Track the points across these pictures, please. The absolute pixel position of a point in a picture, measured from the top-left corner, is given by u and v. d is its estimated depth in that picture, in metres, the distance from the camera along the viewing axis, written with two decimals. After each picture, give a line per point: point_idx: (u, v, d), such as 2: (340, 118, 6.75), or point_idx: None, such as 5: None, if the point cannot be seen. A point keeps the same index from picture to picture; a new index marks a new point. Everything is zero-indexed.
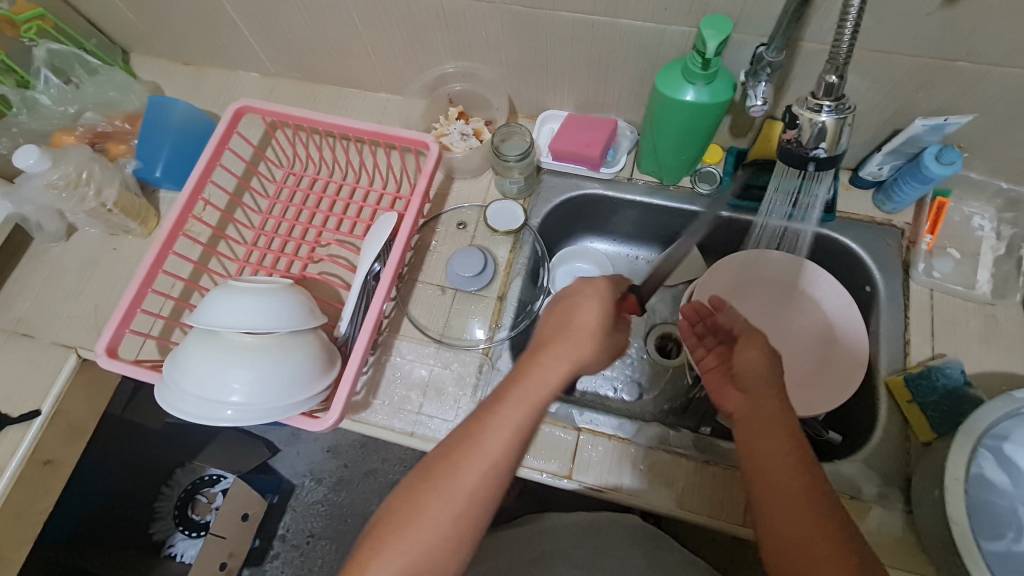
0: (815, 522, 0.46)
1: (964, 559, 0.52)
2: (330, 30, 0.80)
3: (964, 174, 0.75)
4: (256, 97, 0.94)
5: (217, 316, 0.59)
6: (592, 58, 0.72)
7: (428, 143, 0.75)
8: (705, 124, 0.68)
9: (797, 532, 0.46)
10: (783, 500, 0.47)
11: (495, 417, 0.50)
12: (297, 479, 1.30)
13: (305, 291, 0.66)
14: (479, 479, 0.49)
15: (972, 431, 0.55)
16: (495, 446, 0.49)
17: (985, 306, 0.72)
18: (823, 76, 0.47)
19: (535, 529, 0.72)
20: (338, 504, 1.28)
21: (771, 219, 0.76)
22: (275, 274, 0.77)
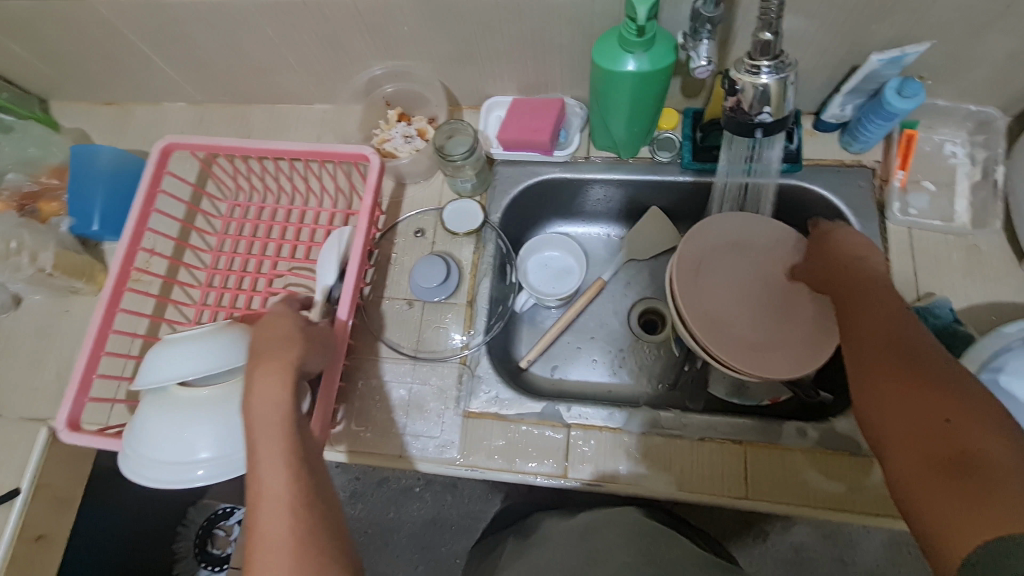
0: (903, 358, 0.49)
1: None
2: (246, 48, 0.75)
3: (930, 102, 0.71)
4: (188, 128, 0.89)
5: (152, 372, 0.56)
6: (524, 38, 0.68)
7: (367, 155, 0.71)
8: (652, 92, 0.64)
9: (881, 368, 0.49)
10: (875, 348, 0.51)
11: (274, 422, 0.50)
12: None
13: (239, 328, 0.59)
14: (280, 486, 0.47)
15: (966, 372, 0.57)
16: (267, 449, 0.49)
17: (966, 237, 0.70)
18: (758, 35, 0.44)
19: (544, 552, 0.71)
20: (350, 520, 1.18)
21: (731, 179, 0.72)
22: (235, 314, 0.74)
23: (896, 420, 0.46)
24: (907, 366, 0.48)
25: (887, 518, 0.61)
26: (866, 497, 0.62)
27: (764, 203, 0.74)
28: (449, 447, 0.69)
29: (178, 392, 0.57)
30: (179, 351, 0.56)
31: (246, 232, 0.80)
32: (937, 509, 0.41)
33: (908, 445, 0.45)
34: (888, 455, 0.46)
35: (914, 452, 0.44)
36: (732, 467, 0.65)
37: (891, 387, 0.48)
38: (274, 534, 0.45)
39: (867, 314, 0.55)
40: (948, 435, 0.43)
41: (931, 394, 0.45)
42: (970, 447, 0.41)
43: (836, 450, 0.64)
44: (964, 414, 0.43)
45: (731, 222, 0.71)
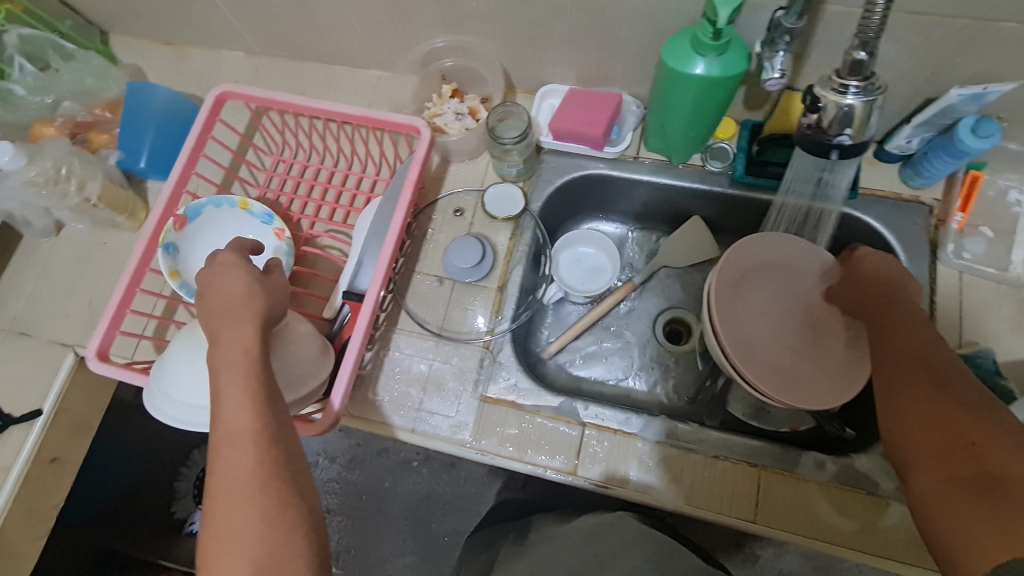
0: (935, 382, 0.49)
1: None
2: (311, 3, 0.75)
3: (1002, 145, 0.68)
4: (242, 79, 0.90)
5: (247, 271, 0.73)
6: (593, 28, 0.66)
7: (418, 127, 0.71)
8: (716, 99, 0.63)
9: (911, 386, 0.51)
10: (902, 368, 0.53)
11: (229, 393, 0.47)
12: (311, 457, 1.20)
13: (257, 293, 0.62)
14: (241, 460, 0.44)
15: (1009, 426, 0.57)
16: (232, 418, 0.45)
17: (1019, 290, 0.67)
18: (849, 53, 0.42)
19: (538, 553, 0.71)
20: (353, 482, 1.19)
21: (791, 198, 0.70)
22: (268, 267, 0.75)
23: (923, 443, 0.47)
24: (936, 392, 0.49)
25: (894, 562, 0.60)
26: (875, 539, 0.61)
27: (823, 229, 0.72)
28: (462, 428, 0.69)
29: (208, 336, 0.58)
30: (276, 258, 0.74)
31: (287, 189, 0.80)
32: (961, 530, 0.42)
33: (934, 467, 0.46)
34: (913, 473, 0.47)
35: (939, 475, 0.45)
36: (742, 487, 0.64)
37: (919, 412, 0.49)
38: (239, 497, 0.43)
39: (899, 335, 0.56)
40: (974, 458, 0.44)
41: (959, 420, 0.46)
42: (997, 469, 0.42)
43: (852, 486, 0.63)
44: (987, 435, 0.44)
45: (775, 242, 0.69)
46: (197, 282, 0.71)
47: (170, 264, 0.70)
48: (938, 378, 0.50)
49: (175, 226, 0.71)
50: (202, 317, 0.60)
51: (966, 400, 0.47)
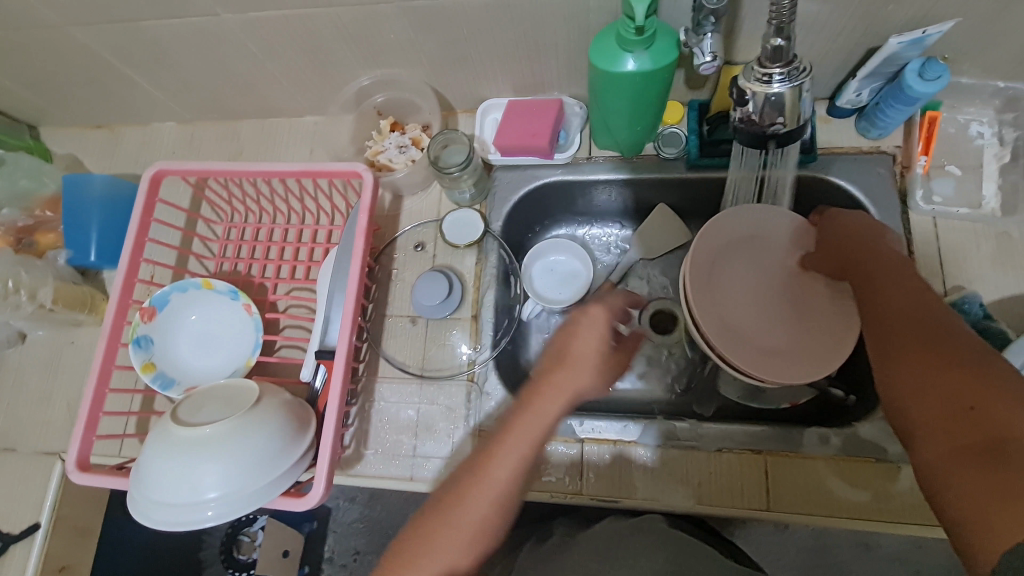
0: (932, 343, 0.46)
1: None
2: (230, 64, 0.72)
3: (954, 80, 0.66)
4: (180, 148, 0.87)
5: (223, 355, 0.71)
6: (517, 40, 0.64)
7: (359, 172, 0.68)
8: (653, 91, 0.61)
9: (904, 351, 0.48)
10: (897, 329, 0.49)
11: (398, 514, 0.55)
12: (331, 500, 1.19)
13: (223, 386, 0.62)
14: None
15: None
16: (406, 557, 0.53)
17: (995, 224, 0.66)
18: (768, 39, 0.40)
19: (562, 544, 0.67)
20: (377, 518, 1.18)
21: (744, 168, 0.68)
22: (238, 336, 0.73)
23: (926, 411, 0.44)
24: (934, 354, 0.46)
25: (917, 526, 0.58)
26: (893, 506, 0.59)
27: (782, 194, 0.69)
28: (460, 467, 0.67)
29: (182, 432, 0.56)
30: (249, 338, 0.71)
31: (244, 254, 0.78)
32: (972, 502, 0.39)
33: (941, 436, 0.43)
34: (919, 444, 0.44)
35: (946, 444, 0.42)
36: (751, 477, 0.63)
37: (919, 377, 0.45)
38: None
39: (889, 296, 0.52)
40: (978, 424, 0.41)
41: (956, 383, 0.43)
42: (1001, 434, 0.39)
43: (861, 456, 0.61)
44: (988, 396, 0.41)
45: (746, 214, 0.67)
46: (174, 371, 0.70)
47: (143, 358, 0.68)
48: (927, 338, 0.47)
49: (143, 319, 0.69)
50: (171, 412, 0.58)
51: (967, 359, 0.44)
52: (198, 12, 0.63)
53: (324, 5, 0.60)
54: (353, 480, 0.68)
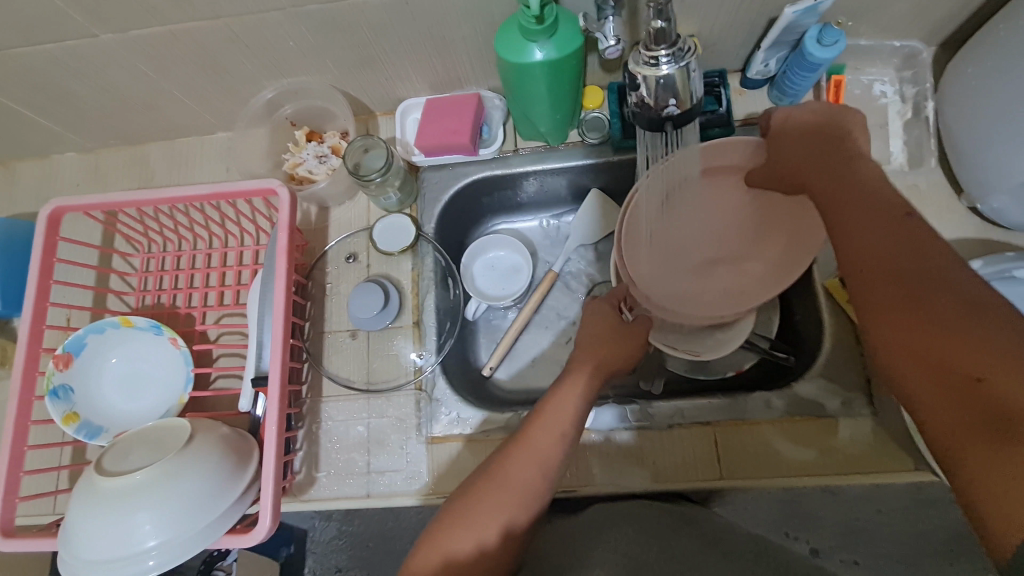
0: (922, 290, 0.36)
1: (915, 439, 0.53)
2: (122, 86, 0.68)
3: (853, 43, 0.68)
4: (84, 180, 0.82)
5: (152, 397, 0.67)
6: (423, 37, 0.62)
7: (274, 188, 0.65)
8: (565, 78, 0.60)
9: (881, 298, 0.37)
10: (874, 272, 0.38)
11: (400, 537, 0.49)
12: None
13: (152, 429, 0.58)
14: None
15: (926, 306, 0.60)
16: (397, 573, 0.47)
17: (905, 178, 0.68)
18: (649, 22, 0.40)
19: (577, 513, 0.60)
20: None
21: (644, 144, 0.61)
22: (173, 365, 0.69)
23: (921, 378, 0.34)
24: (919, 300, 0.35)
25: (858, 475, 0.60)
26: (834, 460, 0.61)
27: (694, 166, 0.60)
28: (416, 478, 0.66)
29: (108, 483, 0.53)
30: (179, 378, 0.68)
31: (166, 285, 0.74)
32: (990, 483, 0.30)
33: (942, 411, 0.33)
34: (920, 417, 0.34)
35: (944, 415, 0.32)
36: (702, 450, 0.64)
37: (906, 341, 0.35)
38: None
39: (860, 228, 0.41)
40: (981, 397, 0.31)
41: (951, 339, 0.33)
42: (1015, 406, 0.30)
43: (801, 415, 0.63)
44: (987, 356, 0.31)
45: (670, 164, 0.59)
46: (100, 419, 0.66)
47: (63, 409, 0.64)
48: (908, 282, 0.36)
49: (59, 367, 0.64)
50: (94, 464, 0.55)
51: (968, 306, 0.33)
52: (74, 35, 0.58)
53: (210, 17, 0.57)
54: (307, 506, 0.66)
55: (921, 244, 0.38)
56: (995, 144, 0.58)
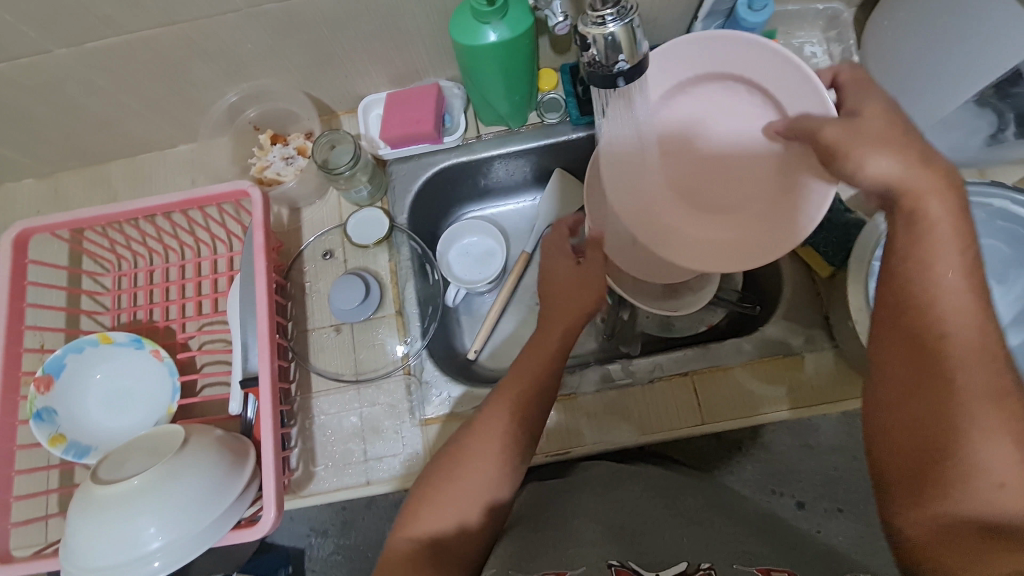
0: (945, 388, 0.39)
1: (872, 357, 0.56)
2: (79, 102, 0.67)
3: (782, 9, 0.74)
4: (44, 205, 0.81)
5: (139, 412, 0.67)
6: (378, 30, 0.64)
7: (246, 189, 0.65)
8: (521, 58, 0.63)
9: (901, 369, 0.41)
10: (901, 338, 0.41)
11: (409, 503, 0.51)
12: (302, 541, 1.06)
13: (151, 438, 0.59)
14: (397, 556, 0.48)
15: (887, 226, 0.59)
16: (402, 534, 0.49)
17: None
18: None
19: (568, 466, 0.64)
20: (355, 547, 1.06)
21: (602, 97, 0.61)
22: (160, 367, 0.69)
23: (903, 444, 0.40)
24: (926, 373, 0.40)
25: (828, 403, 0.65)
26: (805, 393, 0.65)
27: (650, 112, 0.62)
28: (414, 461, 0.67)
29: (106, 490, 0.53)
30: (164, 392, 0.67)
31: (141, 302, 0.74)
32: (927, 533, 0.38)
33: (910, 475, 0.40)
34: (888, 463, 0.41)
35: (930, 503, 0.38)
36: (683, 399, 0.67)
37: (912, 431, 0.40)
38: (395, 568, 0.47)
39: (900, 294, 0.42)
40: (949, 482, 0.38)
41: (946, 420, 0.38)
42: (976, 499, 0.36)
43: (770, 355, 0.67)
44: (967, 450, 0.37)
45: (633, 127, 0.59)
46: (88, 439, 0.66)
47: (49, 431, 0.63)
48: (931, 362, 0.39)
49: (39, 390, 0.64)
50: (90, 475, 0.56)
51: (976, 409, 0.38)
52: (27, 51, 0.58)
53: (166, 23, 0.58)
54: (307, 500, 0.67)
55: (961, 325, 0.39)
56: (915, 88, 0.64)
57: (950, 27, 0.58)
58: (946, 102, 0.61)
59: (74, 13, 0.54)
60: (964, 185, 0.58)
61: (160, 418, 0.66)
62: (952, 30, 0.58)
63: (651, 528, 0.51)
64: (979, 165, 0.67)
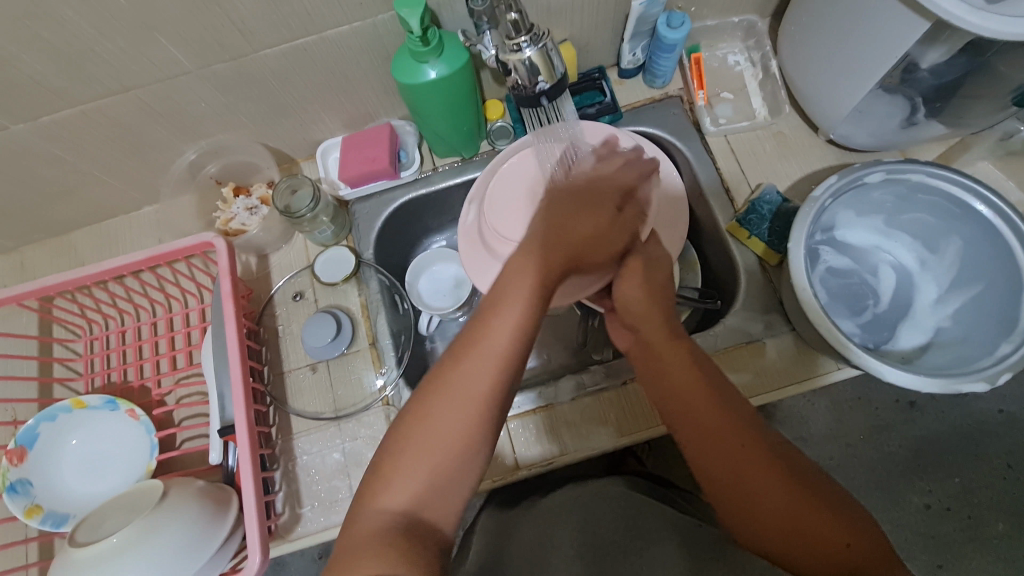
0: (744, 430, 0.48)
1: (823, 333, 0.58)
2: (39, 175, 0.69)
3: (702, 25, 0.80)
4: (10, 280, 0.81)
5: (117, 474, 0.66)
6: (327, 80, 0.68)
7: (211, 241, 0.67)
8: (462, 92, 0.67)
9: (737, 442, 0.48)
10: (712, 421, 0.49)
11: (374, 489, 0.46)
12: None
13: (128, 496, 0.59)
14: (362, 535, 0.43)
15: (820, 206, 0.62)
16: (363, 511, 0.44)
17: (771, 127, 0.79)
18: (506, 20, 0.49)
19: (541, 510, 0.65)
20: None
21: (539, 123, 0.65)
22: (129, 412, 0.68)
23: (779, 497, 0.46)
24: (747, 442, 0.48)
25: (792, 385, 0.67)
26: (770, 376, 0.67)
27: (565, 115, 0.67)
28: None
29: (85, 551, 0.53)
30: (140, 451, 0.67)
31: (114, 363, 0.74)
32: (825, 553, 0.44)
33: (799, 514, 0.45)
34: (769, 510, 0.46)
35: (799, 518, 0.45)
36: None
37: (736, 475, 0.47)
38: None
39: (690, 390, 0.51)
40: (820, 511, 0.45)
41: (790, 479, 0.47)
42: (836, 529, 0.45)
43: (733, 343, 0.69)
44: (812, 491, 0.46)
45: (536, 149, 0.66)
46: (66, 507, 0.65)
47: (25, 503, 0.62)
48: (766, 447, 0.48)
49: (12, 462, 0.63)
50: (67, 539, 0.55)
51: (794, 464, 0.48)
52: None
53: (119, 90, 0.61)
54: (296, 544, 0.66)
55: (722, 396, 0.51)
56: (828, 82, 0.69)
57: (848, 25, 0.63)
58: (856, 92, 0.66)
59: (28, 88, 0.57)
60: (882, 164, 0.62)
61: (138, 478, 0.66)
62: (851, 29, 0.63)
63: (618, 553, 0.53)
64: (899, 146, 0.73)
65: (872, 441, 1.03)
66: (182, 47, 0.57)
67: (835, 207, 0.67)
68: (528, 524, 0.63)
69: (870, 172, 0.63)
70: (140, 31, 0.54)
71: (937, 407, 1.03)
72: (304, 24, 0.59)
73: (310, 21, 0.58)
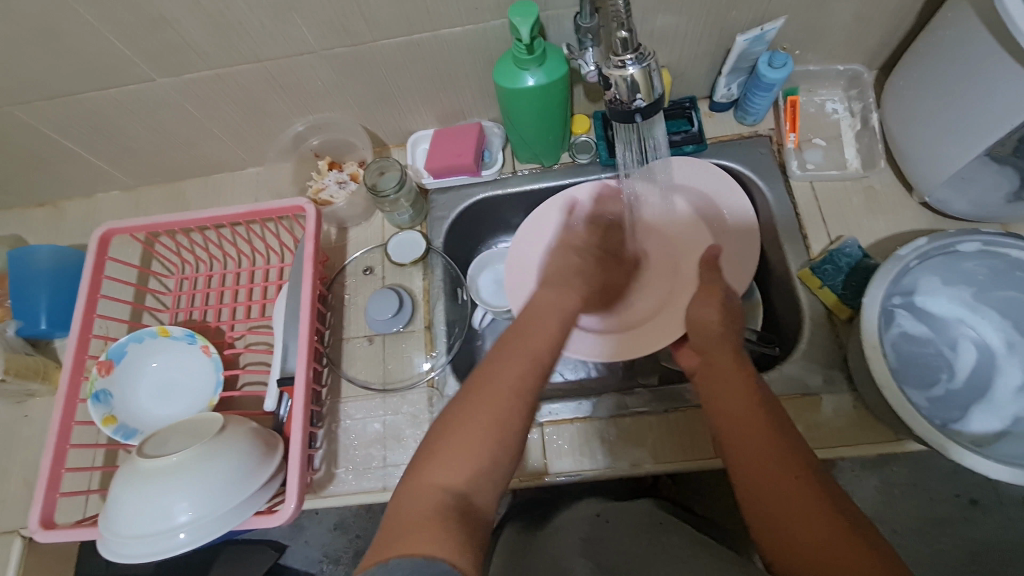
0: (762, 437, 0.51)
1: (887, 395, 0.56)
2: (169, 126, 0.78)
3: (804, 70, 0.79)
4: (125, 214, 0.91)
5: (183, 400, 0.72)
6: (431, 74, 0.72)
7: (302, 206, 0.73)
8: (556, 103, 0.70)
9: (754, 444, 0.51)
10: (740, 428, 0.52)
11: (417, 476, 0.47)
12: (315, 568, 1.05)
13: (192, 425, 0.65)
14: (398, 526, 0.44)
15: (901, 261, 0.60)
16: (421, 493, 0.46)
17: (861, 180, 0.77)
18: (616, 35, 0.51)
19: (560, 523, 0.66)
20: None
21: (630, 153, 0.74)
22: (202, 348, 0.74)
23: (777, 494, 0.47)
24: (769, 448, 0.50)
25: (844, 446, 0.64)
26: (821, 433, 0.65)
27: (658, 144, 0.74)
28: None
29: (151, 464, 0.59)
30: (206, 385, 0.73)
31: (198, 303, 0.81)
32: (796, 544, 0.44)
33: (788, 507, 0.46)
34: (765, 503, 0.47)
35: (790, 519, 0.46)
36: (697, 430, 0.68)
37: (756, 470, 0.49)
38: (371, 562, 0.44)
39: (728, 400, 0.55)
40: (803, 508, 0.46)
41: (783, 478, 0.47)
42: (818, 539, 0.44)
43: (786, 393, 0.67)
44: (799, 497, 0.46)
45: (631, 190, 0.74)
46: (135, 423, 0.71)
47: (103, 411, 0.69)
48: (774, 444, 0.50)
49: (100, 373, 0.70)
50: (136, 449, 0.61)
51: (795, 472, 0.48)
52: (135, 79, 0.69)
53: (251, 60, 0.67)
54: (326, 501, 0.69)
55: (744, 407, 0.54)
56: (929, 143, 0.67)
57: (964, 86, 0.61)
58: (961, 156, 0.64)
59: (178, 48, 0.64)
60: (979, 235, 0.59)
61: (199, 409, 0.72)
62: (965, 91, 0.61)
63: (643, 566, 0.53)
64: (1001, 219, 0.69)
65: (924, 532, 0.96)
66: (313, 28, 0.63)
67: (921, 269, 0.64)
68: (543, 544, 0.63)
69: (964, 241, 0.60)
70: (281, 10, 0.60)
71: (1004, 510, 0.94)
72: (423, 20, 0.63)
73: (429, 18, 0.63)
